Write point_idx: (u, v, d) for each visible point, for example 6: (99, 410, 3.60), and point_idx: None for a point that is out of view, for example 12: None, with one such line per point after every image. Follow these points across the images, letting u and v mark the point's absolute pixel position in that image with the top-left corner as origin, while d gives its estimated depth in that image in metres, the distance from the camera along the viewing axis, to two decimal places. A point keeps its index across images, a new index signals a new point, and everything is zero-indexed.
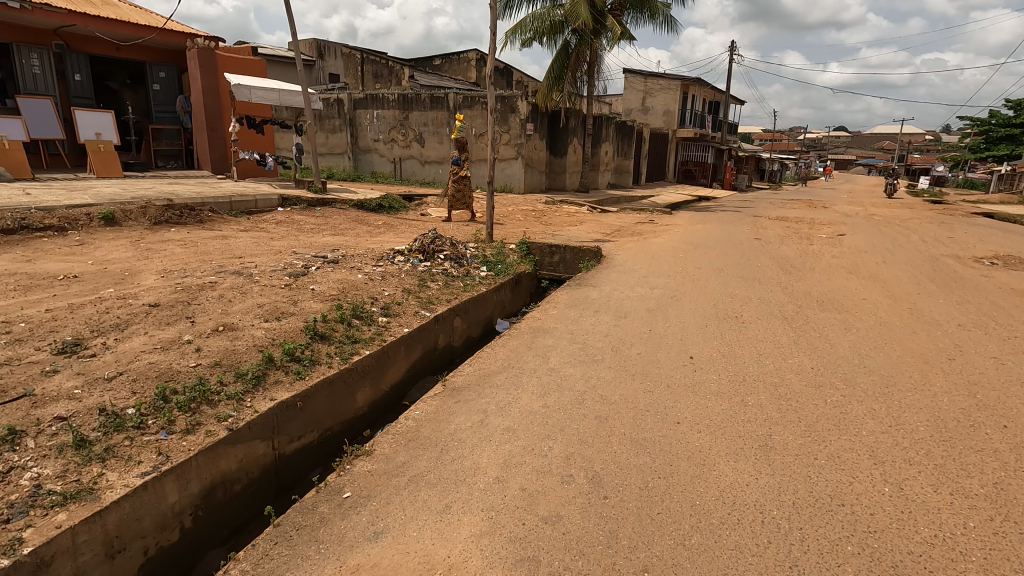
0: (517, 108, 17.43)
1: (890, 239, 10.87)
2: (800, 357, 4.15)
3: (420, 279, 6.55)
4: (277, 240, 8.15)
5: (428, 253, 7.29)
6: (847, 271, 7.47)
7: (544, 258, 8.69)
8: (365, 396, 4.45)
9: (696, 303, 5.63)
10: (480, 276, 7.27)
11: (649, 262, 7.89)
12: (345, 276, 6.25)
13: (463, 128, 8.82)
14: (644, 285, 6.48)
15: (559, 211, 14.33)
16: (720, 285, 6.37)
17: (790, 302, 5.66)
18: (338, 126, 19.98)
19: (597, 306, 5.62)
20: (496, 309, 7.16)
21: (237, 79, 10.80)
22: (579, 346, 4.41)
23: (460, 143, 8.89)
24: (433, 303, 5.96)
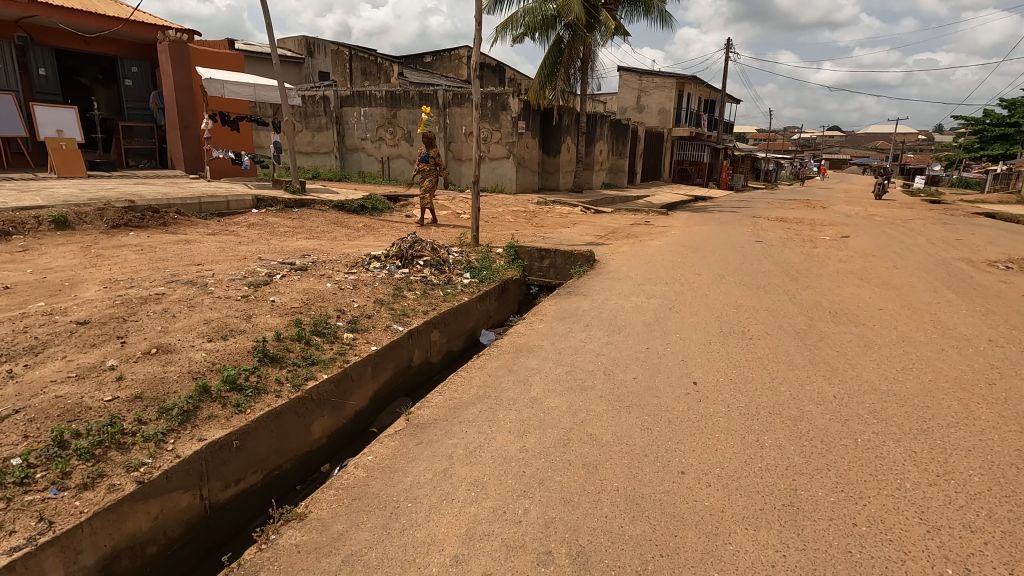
0: (508, 106, 16.88)
1: (896, 241, 10.40)
2: (819, 383, 3.62)
3: (396, 288, 6.00)
4: (246, 244, 7.58)
5: (407, 259, 6.74)
6: (857, 277, 6.97)
7: (533, 263, 8.14)
8: (322, 427, 3.92)
9: (697, 316, 5.10)
10: (463, 284, 6.71)
11: (645, 268, 7.36)
12: (312, 285, 5.70)
13: (431, 121, 8.23)
14: (640, 294, 5.95)
15: (551, 212, 13.80)
16: (723, 295, 5.84)
17: (800, 315, 5.14)
18: (324, 124, 19.36)
19: (588, 318, 5.09)
20: (480, 320, 6.61)
21: (208, 74, 10.20)
22: (566, 369, 3.87)
23: (429, 138, 8.29)
24: (408, 315, 5.40)
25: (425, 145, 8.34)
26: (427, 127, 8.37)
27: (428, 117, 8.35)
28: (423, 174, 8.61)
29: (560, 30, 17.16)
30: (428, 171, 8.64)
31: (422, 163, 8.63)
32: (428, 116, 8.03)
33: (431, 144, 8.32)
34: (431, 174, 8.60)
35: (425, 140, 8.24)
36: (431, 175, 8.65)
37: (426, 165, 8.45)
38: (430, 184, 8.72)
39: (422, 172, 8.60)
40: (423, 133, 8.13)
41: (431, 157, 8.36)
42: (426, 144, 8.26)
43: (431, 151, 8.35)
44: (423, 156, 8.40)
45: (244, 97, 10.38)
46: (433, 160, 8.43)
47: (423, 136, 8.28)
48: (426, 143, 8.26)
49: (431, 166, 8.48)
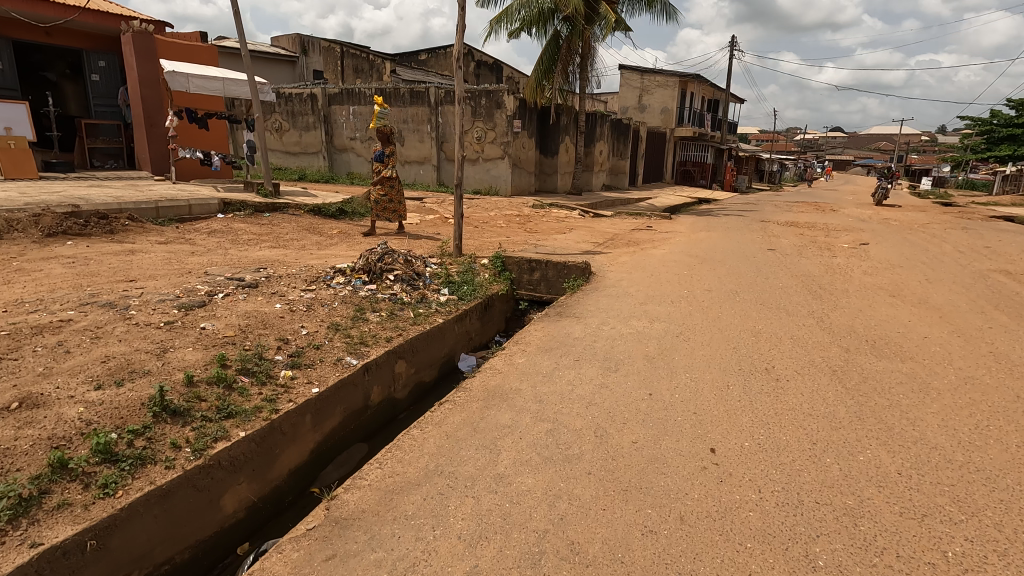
0: (502, 104, 16.06)
1: (921, 250, 9.52)
2: (877, 454, 2.77)
3: (358, 309, 5.17)
4: (199, 254, 6.76)
5: (375, 274, 5.91)
6: (888, 294, 6.14)
7: (522, 276, 7.25)
8: (238, 499, 3.09)
9: (709, 348, 4.25)
10: (439, 302, 5.86)
11: (648, 282, 6.54)
12: (257, 308, 4.87)
13: (385, 115, 7.36)
14: (642, 317, 5.11)
15: (547, 216, 12.94)
16: (739, 319, 5.01)
17: (833, 347, 4.30)
18: (312, 123, 18.54)
19: (580, 350, 4.25)
20: (458, 343, 5.78)
21: (172, 67, 9.40)
22: (547, 428, 3.03)
23: (383, 133, 7.40)
24: (366, 344, 4.56)
25: (380, 142, 7.42)
26: (379, 123, 7.50)
27: (382, 111, 7.44)
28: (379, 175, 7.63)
29: (558, 24, 16.35)
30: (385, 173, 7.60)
31: (376, 166, 7.57)
32: (381, 108, 7.13)
33: (386, 142, 7.40)
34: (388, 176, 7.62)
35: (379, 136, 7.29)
36: (386, 176, 7.61)
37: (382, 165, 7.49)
38: (388, 188, 7.70)
39: (375, 173, 7.58)
40: (377, 127, 7.21)
41: (387, 155, 7.41)
42: (382, 140, 7.32)
43: (387, 148, 7.43)
44: (377, 155, 7.43)
45: (211, 92, 9.56)
46: (389, 159, 7.48)
47: (376, 131, 7.34)
48: (380, 139, 7.33)
49: (387, 165, 7.52)
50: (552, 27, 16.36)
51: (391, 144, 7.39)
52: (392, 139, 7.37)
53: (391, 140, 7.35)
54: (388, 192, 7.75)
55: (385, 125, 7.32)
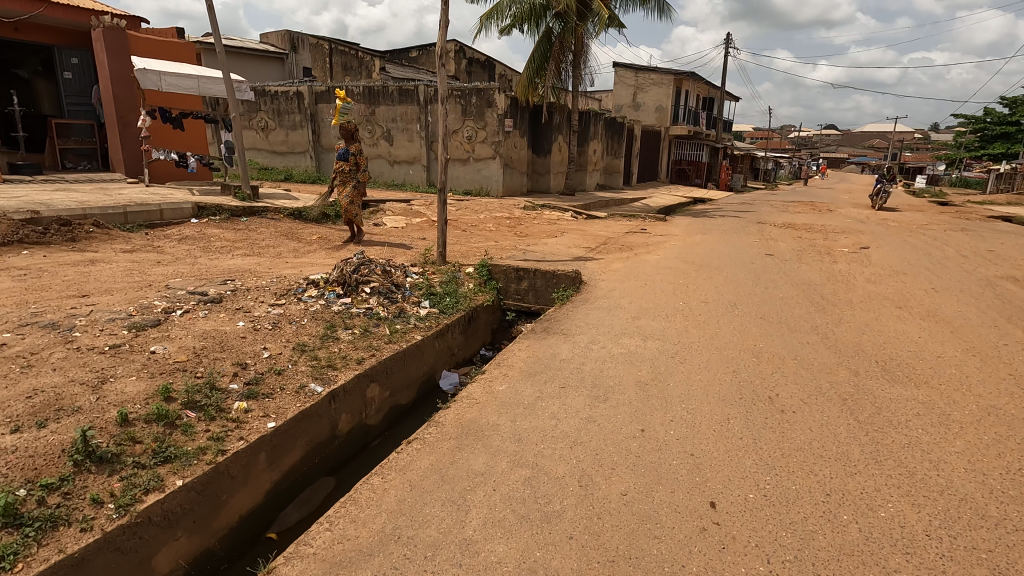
0: (493, 102, 15.66)
1: (922, 253, 9.24)
2: (901, 508, 2.41)
3: (329, 327, 4.78)
4: (165, 264, 6.37)
5: (350, 286, 5.52)
6: (894, 305, 5.83)
7: (509, 285, 6.86)
8: (176, 557, 2.73)
9: (707, 372, 3.89)
10: (418, 316, 5.48)
11: (642, 292, 6.20)
12: (217, 327, 4.48)
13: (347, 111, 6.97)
14: (635, 334, 4.76)
15: (539, 218, 12.60)
16: (738, 336, 4.66)
17: (841, 370, 3.95)
18: (299, 122, 18.09)
19: (566, 375, 3.90)
20: (438, 360, 5.41)
21: (144, 64, 8.98)
22: (526, 475, 2.67)
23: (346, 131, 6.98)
24: (334, 367, 4.19)
25: (342, 140, 6.99)
26: (342, 121, 7.13)
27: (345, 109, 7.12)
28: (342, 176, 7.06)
29: (550, 21, 15.98)
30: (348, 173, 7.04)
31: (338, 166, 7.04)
32: (343, 102, 6.83)
33: (350, 140, 6.97)
34: (353, 176, 7.06)
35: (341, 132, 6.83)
36: (350, 177, 7.07)
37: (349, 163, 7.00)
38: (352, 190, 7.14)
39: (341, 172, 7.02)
40: (339, 122, 6.82)
41: (351, 153, 7.01)
42: (346, 137, 6.88)
43: (351, 146, 7.00)
44: (340, 152, 6.98)
45: (185, 91, 9.15)
46: (354, 157, 7.05)
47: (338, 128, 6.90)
48: (344, 136, 6.88)
49: (352, 164, 7.06)
50: (544, 24, 15.99)
51: (356, 142, 6.98)
52: (357, 136, 6.96)
53: (356, 138, 6.94)
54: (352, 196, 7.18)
55: (348, 122, 6.91)
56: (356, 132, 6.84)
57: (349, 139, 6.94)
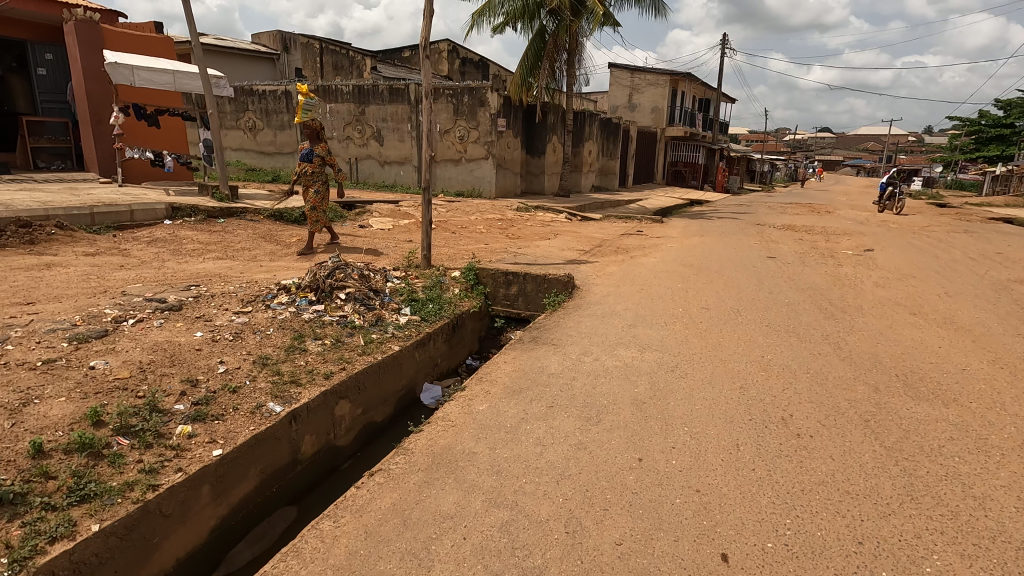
0: (485, 101, 15.27)
1: (929, 256, 8.89)
2: (947, 561, 2.02)
3: (297, 337, 4.37)
4: (129, 268, 5.96)
5: (323, 292, 5.11)
6: (906, 311, 5.47)
7: (498, 290, 6.46)
8: None
9: (711, 389, 3.50)
10: (398, 324, 5.07)
11: (638, 298, 5.82)
12: (172, 338, 4.06)
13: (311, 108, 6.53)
14: (631, 344, 4.37)
15: (532, 219, 12.22)
16: (744, 347, 4.28)
17: (860, 386, 3.56)
18: (287, 122, 17.65)
19: (555, 393, 3.49)
20: (419, 371, 5.02)
21: (116, 58, 8.54)
22: (504, 518, 2.28)
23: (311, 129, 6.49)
24: (299, 382, 3.78)
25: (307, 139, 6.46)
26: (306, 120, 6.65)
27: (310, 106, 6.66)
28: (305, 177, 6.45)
29: (543, 18, 15.63)
30: (313, 174, 6.47)
31: (301, 166, 6.44)
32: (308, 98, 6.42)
33: (315, 139, 6.52)
34: (317, 178, 6.50)
35: (306, 130, 6.35)
36: (314, 179, 6.49)
37: (314, 164, 6.46)
38: (316, 192, 6.55)
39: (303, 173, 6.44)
40: (304, 120, 6.39)
41: (317, 153, 6.48)
42: (311, 136, 6.42)
43: (315, 147, 6.52)
44: (305, 152, 6.44)
45: (160, 85, 8.72)
46: (321, 158, 6.53)
47: (301, 126, 6.40)
48: (307, 134, 6.39)
49: (317, 165, 6.51)
50: (537, 22, 15.64)
51: (321, 142, 6.56)
52: (321, 136, 6.56)
53: (321, 138, 6.54)
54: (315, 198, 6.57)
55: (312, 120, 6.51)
56: (321, 130, 6.43)
57: (315, 138, 6.48)
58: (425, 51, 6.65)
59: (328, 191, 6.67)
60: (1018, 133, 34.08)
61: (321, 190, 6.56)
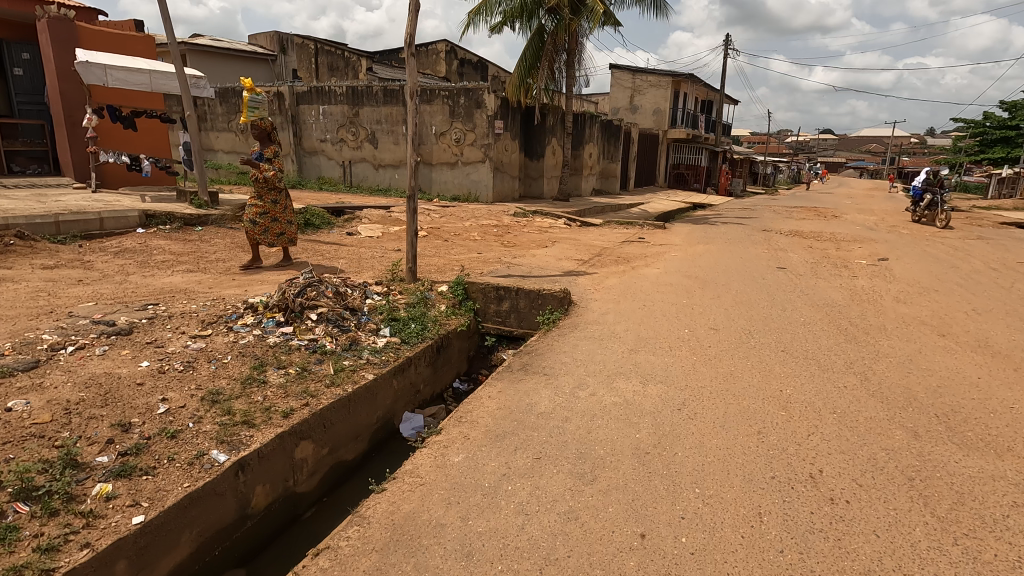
0: (482, 102, 14.82)
1: (947, 266, 8.41)
2: None
3: (257, 367, 3.90)
4: (89, 283, 5.51)
5: (293, 313, 4.63)
6: (932, 331, 5.01)
7: (488, 306, 5.98)
8: None
9: (725, 436, 3.03)
10: (375, 348, 4.59)
11: (640, 316, 5.35)
12: (112, 370, 3.59)
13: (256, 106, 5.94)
14: (632, 374, 3.90)
15: (529, 225, 11.76)
16: (759, 379, 3.81)
17: (895, 432, 3.09)
18: (280, 124, 17.23)
19: (543, 439, 3.02)
20: (399, 399, 4.56)
21: (88, 57, 8.10)
22: None
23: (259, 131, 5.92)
24: (255, 422, 3.32)
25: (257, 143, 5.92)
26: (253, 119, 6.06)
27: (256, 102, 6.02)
28: (257, 188, 5.97)
29: (542, 17, 15.18)
30: (268, 183, 6.00)
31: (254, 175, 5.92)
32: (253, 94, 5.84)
33: (265, 142, 5.97)
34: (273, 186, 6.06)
35: (256, 134, 5.79)
36: (269, 188, 6.04)
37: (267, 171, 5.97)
38: (273, 202, 6.14)
39: (256, 183, 5.95)
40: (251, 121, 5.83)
41: (267, 159, 5.95)
42: (262, 140, 5.89)
43: (264, 150, 5.98)
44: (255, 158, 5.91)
45: (135, 86, 8.26)
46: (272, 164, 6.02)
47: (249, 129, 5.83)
48: (256, 137, 5.86)
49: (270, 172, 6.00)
50: (536, 21, 15.20)
51: (272, 144, 6.01)
52: (272, 137, 6.02)
53: (273, 139, 6.01)
54: (271, 209, 6.15)
55: (262, 119, 5.95)
56: (272, 132, 5.91)
57: (265, 141, 5.93)
58: (409, 48, 6.15)
59: (285, 198, 6.25)
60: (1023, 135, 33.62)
61: (278, 199, 6.14)
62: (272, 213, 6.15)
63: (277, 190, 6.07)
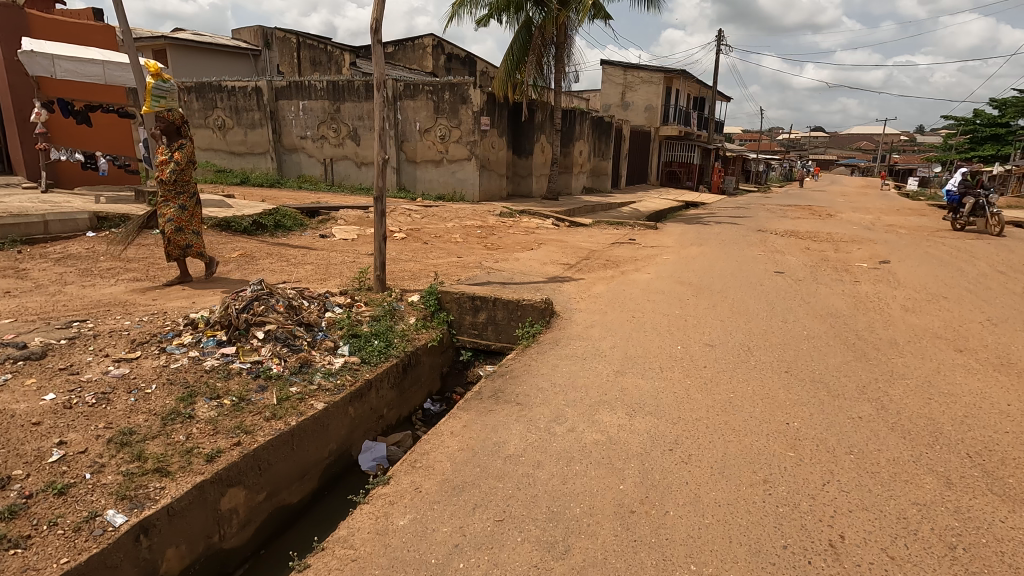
0: (467, 97, 14.29)
1: (952, 268, 8.00)
2: None
3: (185, 397, 3.37)
4: (17, 295, 4.95)
5: (236, 331, 4.10)
6: (948, 346, 4.56)
7: (464, 317, 5.47)
8: None
9: (726, 488, 2.54)
10: (330, 370, 4.07)
11: (629, 330, 4.86)
12: (6, 406, 3.05)
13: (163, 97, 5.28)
14: (618, 404, 3.41)
15: (515, 226, 11.25)
16: (762, 410, 3.33)
17: (925, 479, 2.62)
18: (258, 120, 16.60)
19: (509, 493, 2.52)
20: (356, 428, 4.05)
21: (35, 46, 7.50)
22: None
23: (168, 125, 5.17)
24: (171, 468, 2.81)
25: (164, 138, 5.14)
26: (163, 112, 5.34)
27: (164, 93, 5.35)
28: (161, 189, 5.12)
29: (530, 10, 14.66)
30: (174, 185, 5.12)
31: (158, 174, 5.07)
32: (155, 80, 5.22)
33: (172, 137, 5.19)
34: (179, 189, 5.16)
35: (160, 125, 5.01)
36: (175, 190, 5.15)
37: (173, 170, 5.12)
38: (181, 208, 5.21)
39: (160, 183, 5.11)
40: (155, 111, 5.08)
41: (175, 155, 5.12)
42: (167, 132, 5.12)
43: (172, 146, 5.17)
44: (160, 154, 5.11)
45: (87, 77, 7.68)
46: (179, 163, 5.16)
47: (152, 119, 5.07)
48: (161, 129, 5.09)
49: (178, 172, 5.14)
50: (523, 14, 14.68)
51: (181, 140, 5.22)
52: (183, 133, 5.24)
53: (182, 135, 5.23)
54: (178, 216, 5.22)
55: (170, 111, 5.23)
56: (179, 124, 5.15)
57: (172, 135, 5.15)
58: (375, 35, 5.62)
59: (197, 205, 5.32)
60: (1013, 132, 33.52)
61: (188, 205, 5.24)
62: (179, 220, 5.22)
63: (184, 192, 5.17)
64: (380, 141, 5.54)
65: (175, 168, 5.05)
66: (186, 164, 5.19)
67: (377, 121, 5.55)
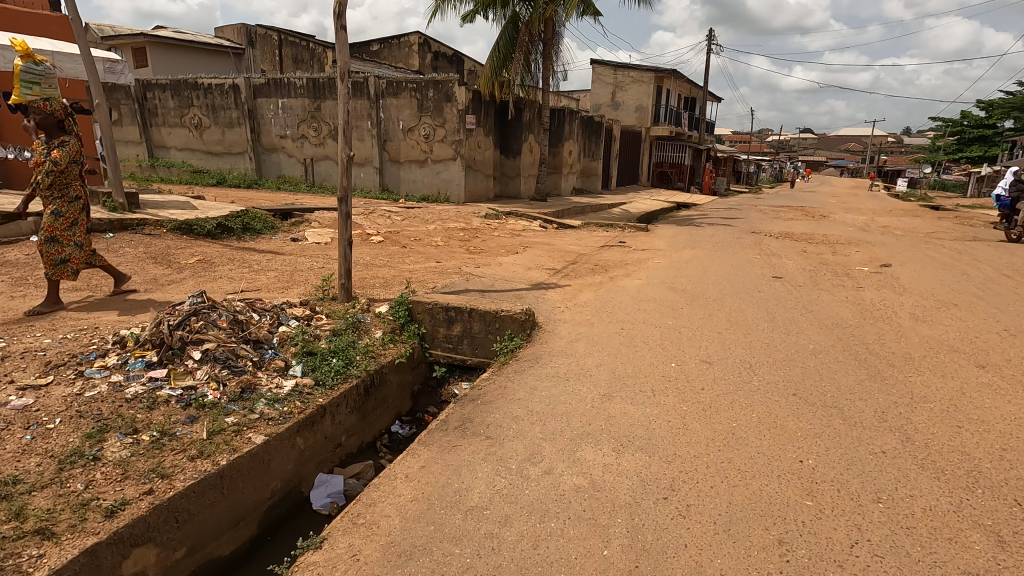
0: (452, 95, 13.81)
1: (956, 273, 7.60)
2: None
3: (93, 434, 2.85)
4: None
5: (168, 352, 3.58)
6: (967, 361, 4.13)
7: (437, 329, 4.98)
8: None
9: (732, 553, 2.08)
10: (276, 394, 3.56)
11: (617, 344, 4.40)
12: None
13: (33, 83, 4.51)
14: (603, 437, 2.94)
15: (501, 228, 10.79)
16: (770, 444, 2.87)
17: (971, 537, 2.17)
18: (236, 119, 16.02)
19: (467, 563, 2.05)
20: (307, 461, 3.54)
21: None
22: None
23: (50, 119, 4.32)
24: (58, 528, 2.30)
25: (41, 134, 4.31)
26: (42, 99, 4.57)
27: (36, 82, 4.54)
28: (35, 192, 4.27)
29: (516, 5, 14.20)
30: (48, 188, 4.24)
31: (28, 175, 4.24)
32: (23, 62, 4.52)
33: (53, 134, 4.34)
34: (55, 193, 4.27)
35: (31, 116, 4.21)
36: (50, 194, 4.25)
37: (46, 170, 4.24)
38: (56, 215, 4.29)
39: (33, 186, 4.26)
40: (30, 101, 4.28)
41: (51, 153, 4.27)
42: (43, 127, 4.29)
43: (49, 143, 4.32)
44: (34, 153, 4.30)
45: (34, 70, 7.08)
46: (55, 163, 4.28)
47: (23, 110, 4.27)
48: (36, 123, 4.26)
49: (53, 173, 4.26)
50: (510, 9, 14.21)
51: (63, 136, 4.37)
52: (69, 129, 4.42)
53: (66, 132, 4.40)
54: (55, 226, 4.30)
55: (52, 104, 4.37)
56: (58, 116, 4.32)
57: (51, 130, 4.33)
58: (338, 21, 5.09)
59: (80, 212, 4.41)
60: (1001, 133, 33.49)
61: (64, 211, 4.31)
62: (51, 229, 4.28)
63: (59, 196, 4.28)
64: (345, 137, 5.03)
65: (47, 167, 4.21)
66: (66, 164, 4.31)
67: (340, 115, 5.03)
